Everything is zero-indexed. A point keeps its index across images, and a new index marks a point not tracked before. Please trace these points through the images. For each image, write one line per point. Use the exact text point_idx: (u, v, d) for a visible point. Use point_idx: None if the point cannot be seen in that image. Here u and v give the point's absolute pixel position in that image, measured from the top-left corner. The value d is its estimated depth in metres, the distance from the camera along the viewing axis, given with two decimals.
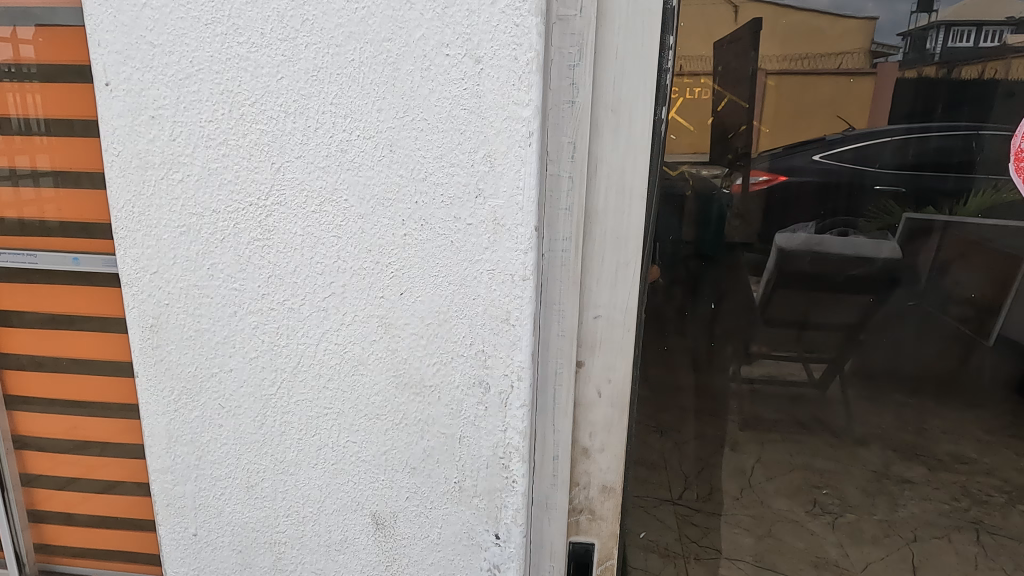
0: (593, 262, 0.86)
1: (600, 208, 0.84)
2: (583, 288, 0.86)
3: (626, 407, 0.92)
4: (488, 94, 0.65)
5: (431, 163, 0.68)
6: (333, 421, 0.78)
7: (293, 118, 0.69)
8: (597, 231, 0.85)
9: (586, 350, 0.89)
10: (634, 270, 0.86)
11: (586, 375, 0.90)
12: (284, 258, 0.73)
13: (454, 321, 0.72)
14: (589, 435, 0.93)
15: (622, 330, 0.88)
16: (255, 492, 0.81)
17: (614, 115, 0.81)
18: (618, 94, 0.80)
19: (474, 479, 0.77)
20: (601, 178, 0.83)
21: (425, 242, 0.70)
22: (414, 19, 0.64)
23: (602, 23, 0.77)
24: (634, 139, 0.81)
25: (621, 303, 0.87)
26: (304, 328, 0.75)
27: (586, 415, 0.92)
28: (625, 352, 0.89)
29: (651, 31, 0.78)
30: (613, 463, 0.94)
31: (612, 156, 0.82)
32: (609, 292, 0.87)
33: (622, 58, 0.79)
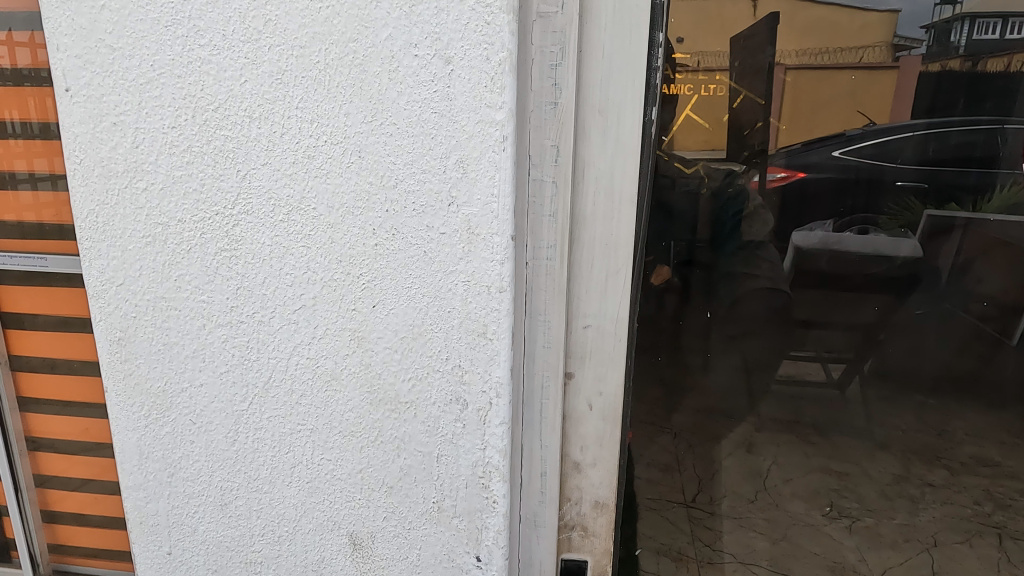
0: (580, 270, 0.82)
1: (589, 214, 0.80)
2: (571, 297, 0.83)
3: (619, 421, 0.87)
4: (459, 97, 0.62)
5: (402, 169, 0.64)
6: (307, 438, 0.75)
7: (257, 124, 0.65)
8: (586, 236, 0.81)
9: (575, 360, 0.85)
10: (626, 278, 0.81)
11: (575, 387, 0.86)
12: (253, 268, 0.70)
13: (430, 335, 0.69)
14: (580, 449, 0.89)
15: (613, 341, 0.84)
16: (229, 511, 0.79)
17: (602, 117, 0.77)
18: (605, 94, 0.76)
19: (454, 498, 0.74)
20: (589, 182, 0.79)
21: (397, 252, 0.67)
22: (381, 18, 0.61)
23: (585, 21, 0.73)
24: (622, 140, 0.77)
25: (612, 312, 0.83)
26: (274, 342, 0.72)
27: (576, 429, 0.88)
28: (615, 363, 0.85)
29: (640, 28, 0.74)
30: (607, 479, 0.90)
31: (599, 159, 0.78)
32: (598, 300, 0.83)
33: (609, 57, 0.75)
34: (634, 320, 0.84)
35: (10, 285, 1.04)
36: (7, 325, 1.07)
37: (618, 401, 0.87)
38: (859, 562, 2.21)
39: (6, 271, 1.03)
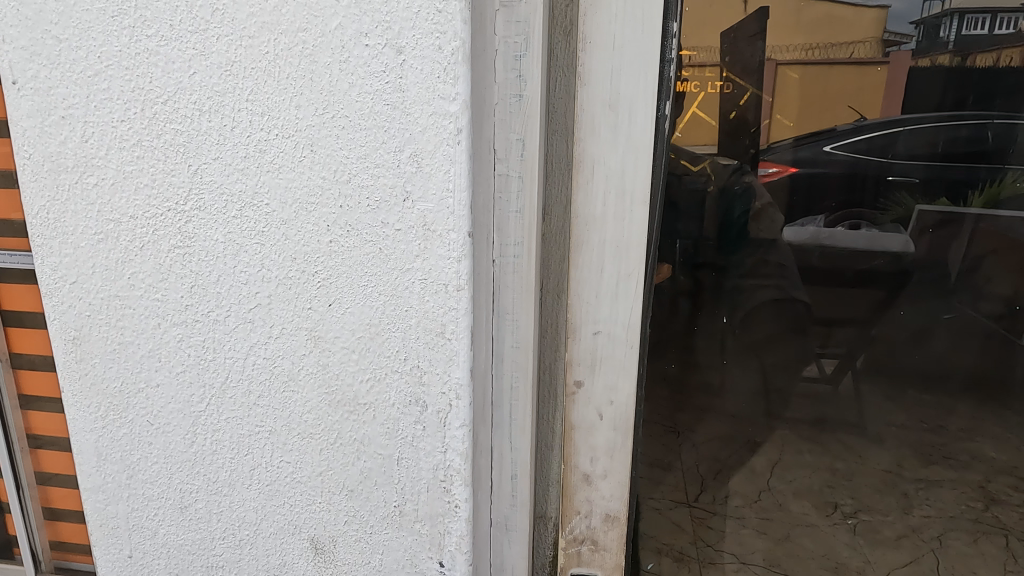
0: (589, 273, 0.82)
1: (598, 216, 0.80)
2: (581, 303, 0.83)
3: (630, 431, 0.89)
4: (412, 88, 0.60)
5: (354, 163, 0.62)
6: (265, 440, 0.73)
7: (207, 117, 0.64)
8: (595, 239, 0.81)
9: (584, 368, 0.87)
10: (637, 282, 0.82)
11: (585, 395, 0.88)
12: (207, 266, 0.68)
13: (388, 334, 0.67)
14: (590, 460, 0.91)
15: (624, 348, 0.85)
16: (189, 514, 0.77)
17: (611, 112, 0.77)
18: (615, 89, 0.76)
19: (415, 502, 0.72)
20: (598, 182, 0.79)
21: (352, 249, 0.65)
22: (330, 6, 0.59)
23: (589, 15, 0.73)
24: (634, 138, 0.77)
25: (622, 319, 0.84)
26: (231, 341, 0.70)
27: (587, 439, 0.90)
28: (626, 371, 0.86)
29: (653, 18, 0.73)
30: (617, 491, 0.92)
31: (610, 156, 0.78)
32: (609, 306, 0.83)
33: (618, 49, 0.74)
34: (644, 325, 0.85)
35: (11, 284, 0.97)
36: (6, 322, 0.99)
37: (629, 411, 0.88)
38: (862, 564, 2.17)
39: (5, 271, 0.96)
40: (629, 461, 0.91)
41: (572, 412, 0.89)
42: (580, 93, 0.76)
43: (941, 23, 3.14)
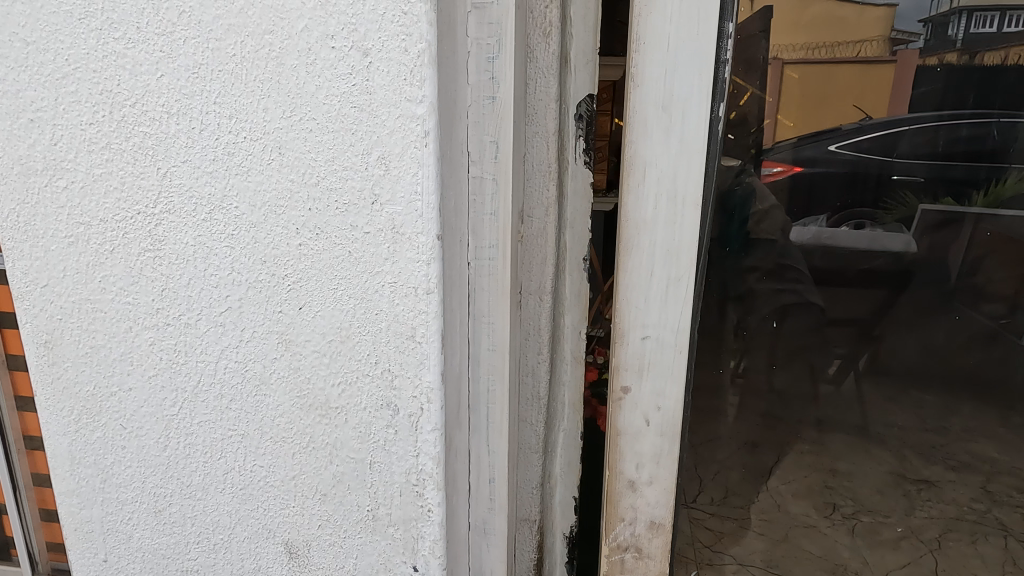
0: (640, 276, 0.80)
1: (649, 219, 0.78)
2: (629, 307, 0.81)
3: (677, 437, 0.87)
4: (378, 90, 0.59)
5: (322, 166, 0.62)
6: (238, 444, 0.73)
7: (176, 120, 0.63)
8: (645, 242, 0.79)
9: (632, 374, 0.85)
10: (687, 287, 0.80)
11: (632, 401, 0.86)
12: (178, 269, 0.68)
13: (358, 338, 0.66)
14: (636, 466, 0.89)
15: (673, 352, 0.83)
16: (163, 518, 0.77)
17: (665, 113, 0.74)
18: (670, 88, 0.73)
19: (388, 507, 0.71)
20: (650, 184, 0.77)
21: (321, 252, 0.65)
22: (296, 8, 0.59)
23: (644, 15, 0.71)
24: (687, 139, 0.75)
25: (672, 324, 0.81)
26: (202, 344, 0.70)
27: (632, 445, 0.88)
28: (675, 377, 0.84)
29: (710, 20, 0.71)
30: (662, 497, 0.91)
31: (662, 158, 0.76)
32: (658, 311, 0.81)
33: (674, 48, 0.72)
34: (693, 330, 0.83)
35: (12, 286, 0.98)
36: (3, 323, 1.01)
37: (676, 418, 0.86)
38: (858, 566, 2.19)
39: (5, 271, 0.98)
40: (674, 468, 0.89)
41: (617, 420, 0.87)
42: (634, 93, 0.74)
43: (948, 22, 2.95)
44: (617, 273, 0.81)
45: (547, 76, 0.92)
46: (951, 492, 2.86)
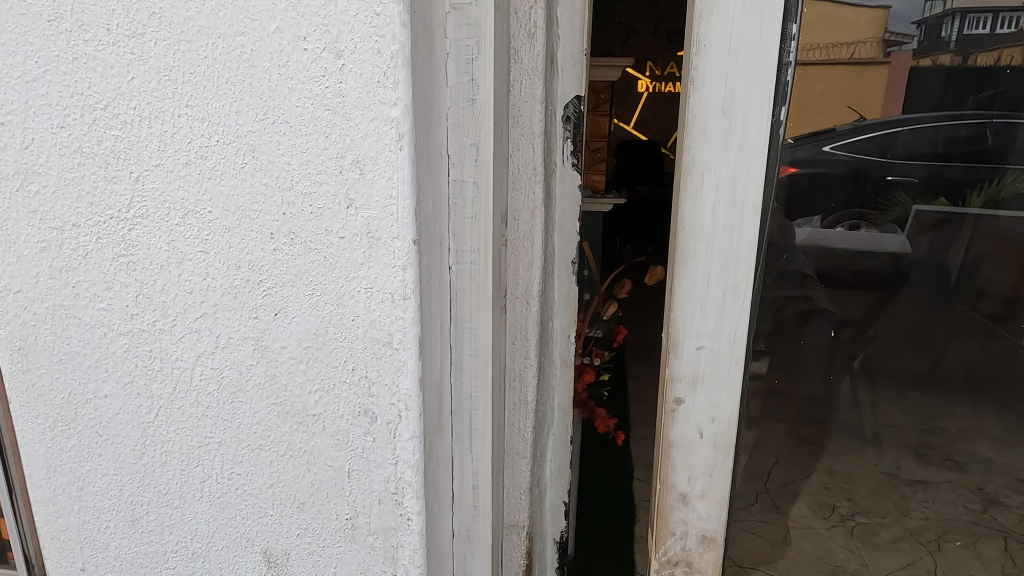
0: (696, 284, 0.81)
1: (706, 226, 0.78)
2: (685, 316, 0.82)
3: (730, 450, 0.87)
4: (352, 93, 0.58)
5: (296, 170, 0.61)
6: (214, 452, 0.71)
7: (147, 123, 0.62)
8: (702, 249, 0.80)
9: (686, 387, 0.85)
10: (745, 294, 0.80)
11: (686, 413, 0.86)
12: (152, 275, 0.67)
13: (335, 344, 0.65)
14: (688, 480, 0.89)
15: (729, 363, 0.83)
16: (140, 526, 0.76)
17: (725, 117, 0.75)
18: (730, 93, 0.74)
19: (367, 515, 0.70)
20: (709, 190, 0.78)
21: (296, 257, 0.64)
22: (267, 10, 0.58)
23: (706, 16, 0.72)
24: (747, 144, 0.75)
25: (727, 334, 0.82)
26: (177, 351, 0.69)
27: (685, 458, 0.88)
28: (730, 389, 0.84)
29: (774, 20, 0.71)
30: (714, 511, 0.91)
31: (721, 163, 0.76)
32: (714, 320, 0.82)
33: (735, 52, 0.73)
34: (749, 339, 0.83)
35: None
36: None
37: (730, 428, 0.86)
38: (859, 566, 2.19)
39: None
40: (728, 481, 0.89)
41: (670, 432, 0.87)
42: (693, 98, 0.75)
43: (943, 23, 3.35)
44: (672, 281, 0.81)
45: (532, 76, 0.91)
46: (948, 492, 2.85)
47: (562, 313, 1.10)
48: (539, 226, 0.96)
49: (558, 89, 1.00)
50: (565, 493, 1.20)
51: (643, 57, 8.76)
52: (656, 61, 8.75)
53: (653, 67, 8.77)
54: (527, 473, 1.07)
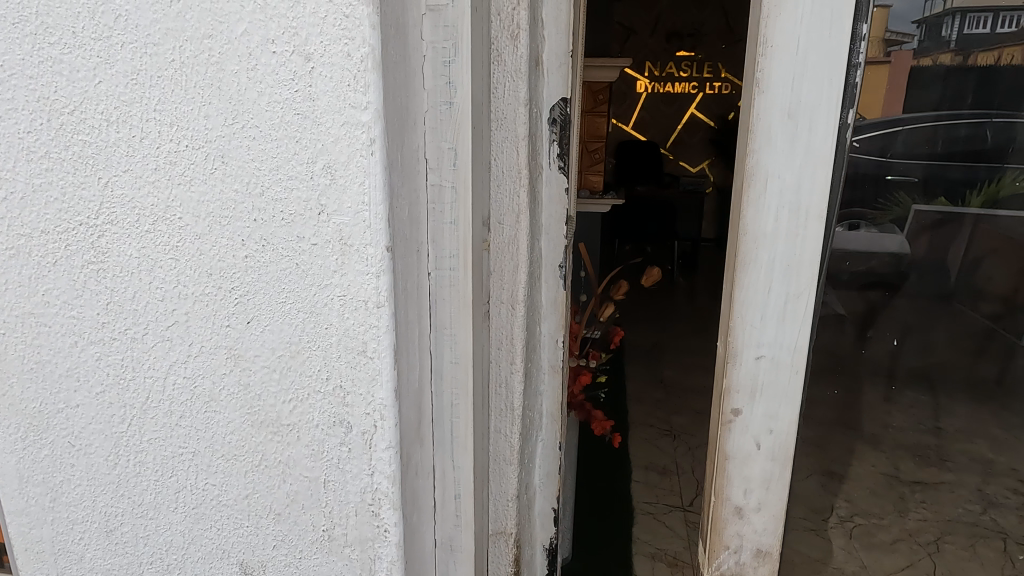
0: (758, 291, 0.86)
1: (769, 233, 0.84)
2: (745, 327, 0.87)
3: (788, 462, 0.94)
4: (322, 96, 0.57)
5: (266, 175, 0.60)
6: (189, 461, 0.70)
7: (116, 127, 0.61)
8: (764, 256, 0.85)
9: (743, 397, 0.91)
10: (806, 301, 0.86)
11: (743, 423, 0.92)
12: (123, 282, 0.65)
13: (308, 353, 0.64)
14: (744, 493, 0.96)
15: (788, 372, 0.89)
16: (115, 538, 0.74)
17: (791, 122, 0.80)
18: (797, 98, 0.79)
19: (343, 526, 0.69)
20: (773, 196, 0.83)
21: (268, 263, 0.62)
22: (235, 11, 0.56)
23: (774, 20, 0.77)
24: (812, 151, 0.80)
25: (786, 343, 0.88)
26: (149, 360, 0.67)
27: (741, 470, 0.95)
28: (788, 399, 0.90)
29: (841, 23, 0.76)
30: (769, 524, 0.97)
31: (786, 170, 0.81)
32: (774, 330, 0.87)
33: (803, 57, 0.77)
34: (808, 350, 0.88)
35: None
36: None
37: (786, 440, 0.93)
38: None
39: None
40: (784, 494, 0.96)
41: (727, 442, 0.93)
42: (758, 101, 0.79)
43: (942, 24, 3.73)
44: (734, 289, 0.86)
45: (516, 78, 0.90)
46: (948, 493, 2.83)
47: (549, 318, 1.09)
48: (524, 231, 0.95)
49: (544, 91, 0.99)
50: (555, 499, 1.20)
51: (642, 58, 8.74)
52: (655, 61, 8.72)
53: (652, 67, 8.75)
54: (515, 480, 1.06)
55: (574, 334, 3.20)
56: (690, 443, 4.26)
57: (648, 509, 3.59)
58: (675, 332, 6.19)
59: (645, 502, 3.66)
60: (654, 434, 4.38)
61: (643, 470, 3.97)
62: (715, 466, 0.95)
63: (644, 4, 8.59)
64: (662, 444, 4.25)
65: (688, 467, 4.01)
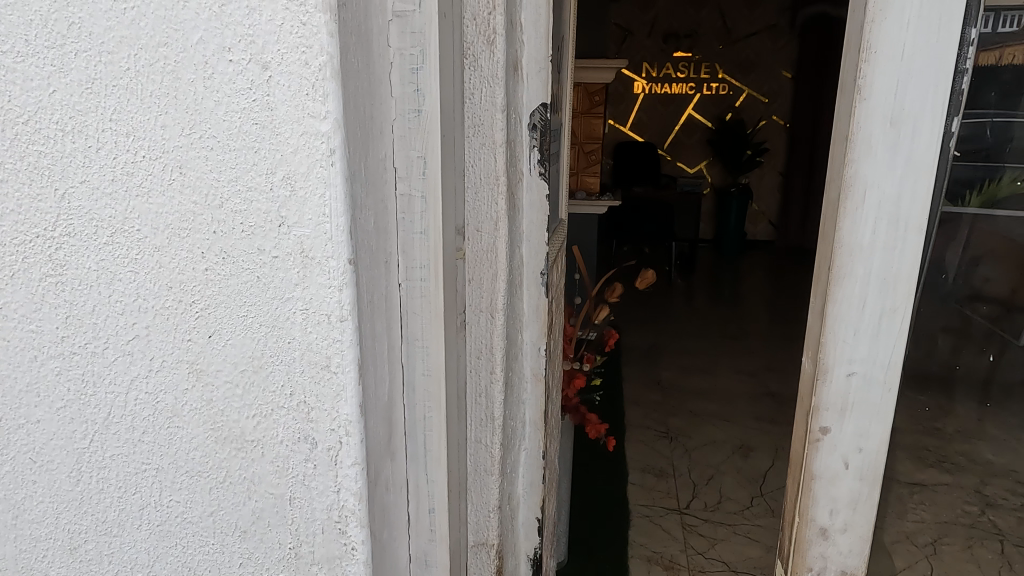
0: (852, 305, 0.80)
1: (867, 244, 0.78)
2: (837, 343, 0.81)
3: (877, 482, 0.88)
4: (280, 106, 0.55)
5: (225, 186, 0.58)
6: (153, 478, 0.68)
7: (71, 138, 0.59)
8: (859, 269, 0.79)
9: (833, 415, 0.85)
10: (902, 317, 0.80)
11: (831, 442, 0.86)
12: (82, 295, 0.63)
13: (271, 368, 0.62)
14: (829, 514, 0.89)
15: (881, 390, 0.83)
16: (80, 555, 0.73)
17: (893, 128, 0.74)
18: (900, 103, 0.73)
19: (310, 544, 0.67)
20: (870, 206, 0.77)
21: (230, 276, 0.61)
22: (190, 19, 0.55)
23: (878, 22, 0.71)
24: (915, 159, 0.75)
25: (879, 359, 0.82)
26: (111, 375, 0.66)
27: (827, 490, 0.88)
28: (879, 417, 0.85)
29: (951, 24, 0.71)
30: (856, 546, 0.91)
31: (885, 179, 0.76)
32: (867, 347, 0.81)
33: (908, 59, 0.72)
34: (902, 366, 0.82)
35: None
36: None
37: (877, 458, 0.87)
38: None
39: None
40: (872, 512, 0.90)
41: (814, 463, 0.87)
42: (860, 109, 0.74)
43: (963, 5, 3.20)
44: (827, 302, 0.81)
45: (492, 84, 0.89)
46: (945, 495, 2.83)
47: (531, 325, 1.08)
48: (502, 238, 0.94)
49: (524, 96, 0.98)
50: (539, 509, 1.19)
51: (639, 58, 8.72)
52: (652, 62, 8.70)
53: (649, 68, 8.74)
54: (497, 491, 1.04)
55: (568, 337, 3.19)
56: (687, 445, 4.26)
57: (645, 512, 3.58)
58: (673, 333, 6.18)
59: (641, 504, 3.65)
60: (651, 435, 4.37)
61: (639, 472, 3.96)
62: (801, 488, 0.89)
63: (640, 4, 8.57)
64: (659, 446, 4.24)
65: (685, 469, 4.00)
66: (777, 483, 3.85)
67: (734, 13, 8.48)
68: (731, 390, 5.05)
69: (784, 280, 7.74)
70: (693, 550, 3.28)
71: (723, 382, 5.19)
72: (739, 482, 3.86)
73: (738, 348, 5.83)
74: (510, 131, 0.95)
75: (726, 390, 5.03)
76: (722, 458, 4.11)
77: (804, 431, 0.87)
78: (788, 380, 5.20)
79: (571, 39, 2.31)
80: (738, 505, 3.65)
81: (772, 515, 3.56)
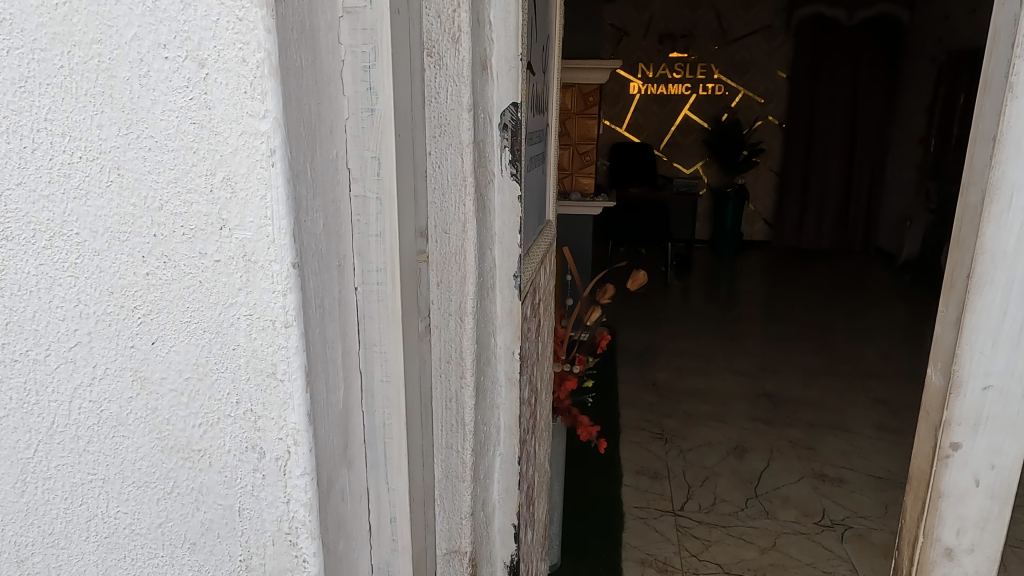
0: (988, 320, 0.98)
1: (1005, 261, 0.96)
2: (971, 357, 1.00)
3: (1004, 495, 1.06)
4: (218, 106, 0.54)
5: (165, 188, 0.56)
6: (100, 489, 0.66)
7: (5, 138, 0.57)
8: (996, 288, 0.97)
9: (964, 431, 1.04)
10: None
11: (960, 457, 1.05)
12: (19, 300, 0.61)
13: (216, 375, 0.61)
14: (956, 532, 1.09)
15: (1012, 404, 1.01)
16: (26, 570, 0.70)
17: None
18: None
19: (261, 556, 0.65)
20: (1012, 230, 0.95)
21: (172, 281, 0.59)
22: (124, 14, 0.53)
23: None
24: None
25: (1012, 375, 1.00)
26: (52, 384, 0.63)
27: (955, 506, 1.08)
28: (1008, 434, 1.03)
29: None
30: (983, 563, 1.10)
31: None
32: (1001, 364, 1.00)
33: None
34: None
35: None
36: None
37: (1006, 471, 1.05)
38: None
39: None
40: (999, 530, 1.08)
41: (944, 479, 1.07)
42: (1004, 136, 0.92)
43: None
44: (964, 318, 0.99)
45: (458, 83, 0.87)
46: None
47: (505, 328, 1.07)
48: (471, 241, 0.92)
49: (494, 95, 0.96)
50: (515, 515, 1.17)
51: (636, 58, 8.71)
52: (648, 62, 8.69)
53: (646, 69, 8.73)
54: (469, 497, 1.03)
55: (560, 339, 3.19)
56: (681, 446, 4.25)
57: (639, 514, 3.56)
58: (669, 334, 6.17)
59: (635, 506, 3.64)
60: (646, 437, 4.35)
61: (634, 474, 3.94)
62: (930, 501, 1.09)
63: (636, 5, 8.56)
64: (654, 447, 4.22)
65: (680, 471, 3.98)
66: (771, 484, 3.84)
67: (730, 13, 8.48)
68: (726, 391, 5.03)
69: (781, 280, 7.74)
70: (687, 552, 3.27)
71: (718, 382, 5.18)
72: (733, 484, 3.85)
73: (734, 349, 5.82)
74: (478, 130, 0.93)
75: (721, 391, 5.02)
76: (716, 459, 4.10)
77: (936, 446, 1.07)
78: (784, 380, 5.19)
79: (557, 39, 2.30)
80: (732, 506, 3.64)
81: (767, 516, 3.55)
